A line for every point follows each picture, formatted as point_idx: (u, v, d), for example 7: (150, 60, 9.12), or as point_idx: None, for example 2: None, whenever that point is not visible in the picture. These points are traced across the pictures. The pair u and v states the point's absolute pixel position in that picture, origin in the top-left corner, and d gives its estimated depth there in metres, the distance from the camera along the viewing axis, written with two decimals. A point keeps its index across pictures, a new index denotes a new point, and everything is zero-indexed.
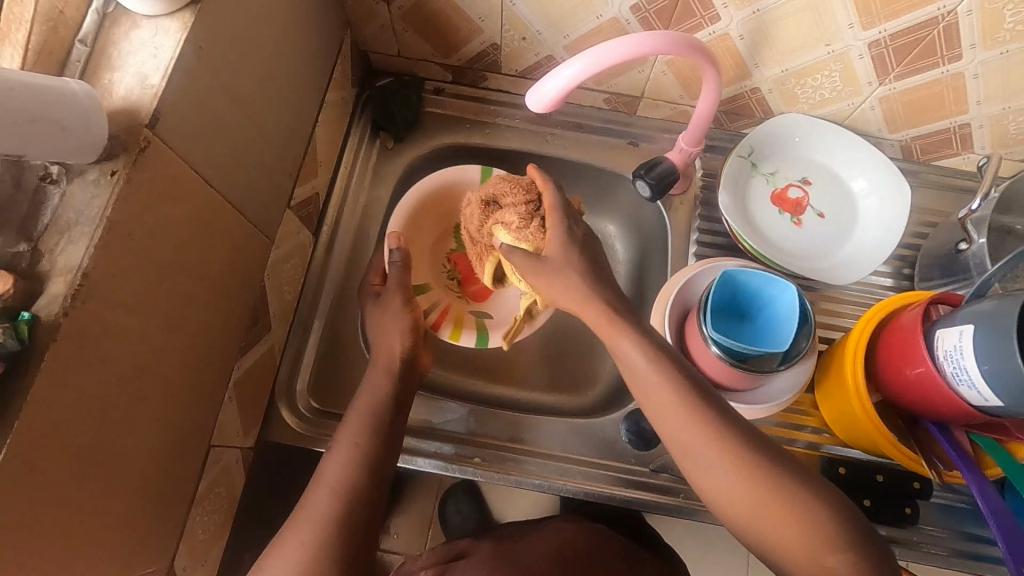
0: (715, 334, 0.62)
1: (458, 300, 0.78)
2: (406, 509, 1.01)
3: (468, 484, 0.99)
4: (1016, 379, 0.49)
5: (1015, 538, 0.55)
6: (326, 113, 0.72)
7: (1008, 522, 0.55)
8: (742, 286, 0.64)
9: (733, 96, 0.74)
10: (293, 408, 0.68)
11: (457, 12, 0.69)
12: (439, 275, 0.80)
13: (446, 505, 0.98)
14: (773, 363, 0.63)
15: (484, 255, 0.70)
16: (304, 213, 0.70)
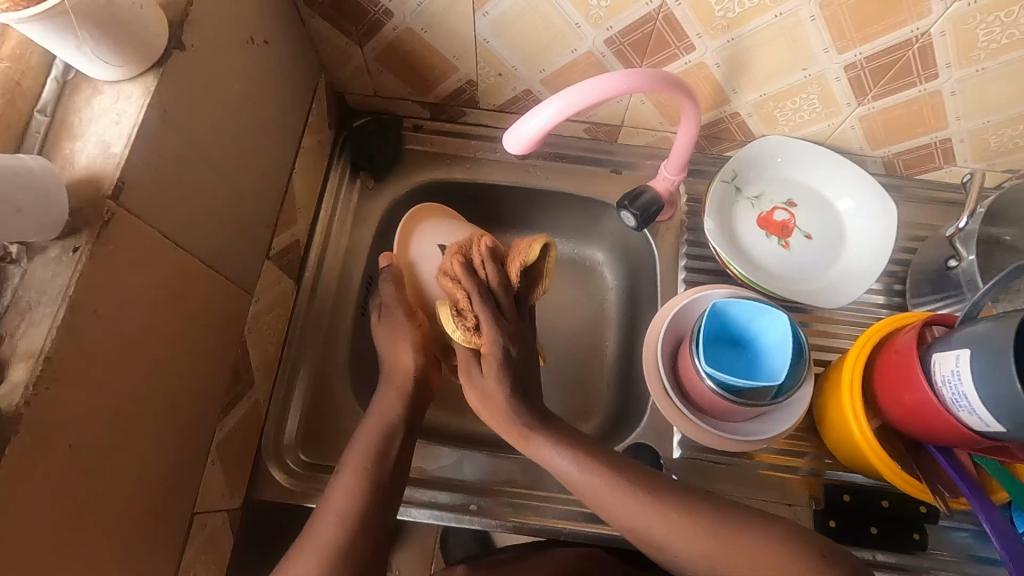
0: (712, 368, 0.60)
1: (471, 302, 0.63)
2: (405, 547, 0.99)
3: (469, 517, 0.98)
4: (1017, 406, 0.48)
5: None
6: (303, 158, 0.71)
7: (1017, 546, 0.54)
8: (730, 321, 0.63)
9: (713, 122, 0.74)
10: (281, 462, 0.66)
11: (431, 50, 0.68)
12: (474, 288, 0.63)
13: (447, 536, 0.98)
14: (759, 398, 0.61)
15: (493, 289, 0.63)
16: (284, 261, 0.69)
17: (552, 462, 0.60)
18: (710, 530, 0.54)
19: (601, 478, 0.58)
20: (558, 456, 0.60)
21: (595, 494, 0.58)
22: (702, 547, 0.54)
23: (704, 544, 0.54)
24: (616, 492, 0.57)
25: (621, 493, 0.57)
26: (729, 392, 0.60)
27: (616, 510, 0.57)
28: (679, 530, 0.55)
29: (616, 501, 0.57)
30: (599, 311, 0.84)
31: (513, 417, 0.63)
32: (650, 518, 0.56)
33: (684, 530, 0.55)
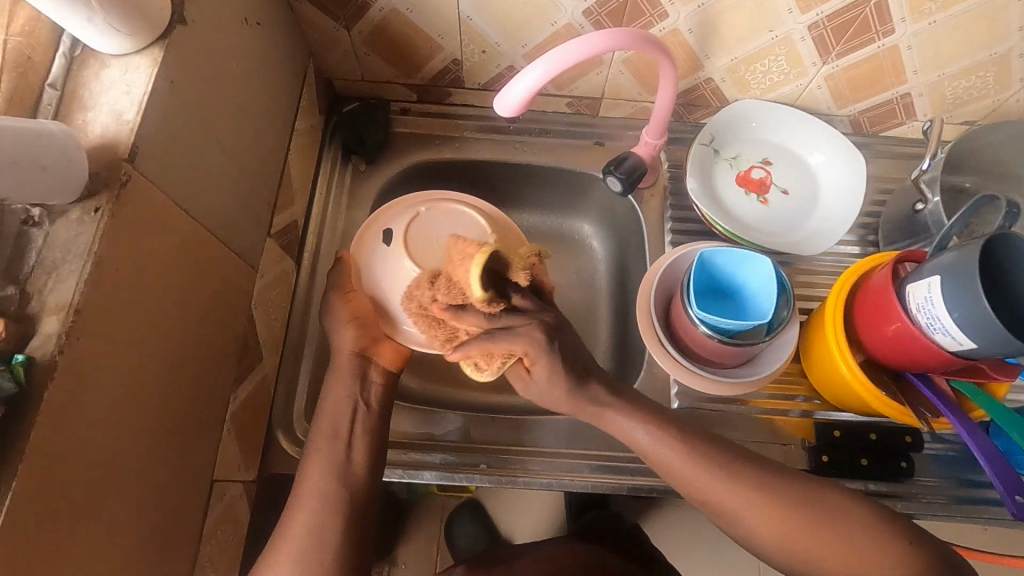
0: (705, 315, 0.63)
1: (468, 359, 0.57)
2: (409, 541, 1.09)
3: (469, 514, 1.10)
4: (986, 321, 0.52)
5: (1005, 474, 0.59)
6: (297, 141, 0.73)
7: (997, 459, 0.59)
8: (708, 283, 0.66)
9: (689, 89, 0.77)
10: (292, 436, 0.67)
11: (417, 31, 0.71)
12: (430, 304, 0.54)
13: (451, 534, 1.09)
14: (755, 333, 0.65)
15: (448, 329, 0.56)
16: (284, 241, 0.70)
17: (630, 436, 0.60)
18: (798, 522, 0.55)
19: (693, 461, 0.58)
20: (646, 429, 0.60)
21: (693, 481, 0.58)
22: (780, 533, 0.55)
23: (783, 527, 0.55)
24: (693, 466, 0.58)
25: (736, 496, 0.56)
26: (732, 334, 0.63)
27: (715, 498, 0.57)
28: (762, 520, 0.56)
29: (704, 483, 0.57)
30: (590, 281, 0.87)
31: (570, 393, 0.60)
32: (747, 516, 0.56)
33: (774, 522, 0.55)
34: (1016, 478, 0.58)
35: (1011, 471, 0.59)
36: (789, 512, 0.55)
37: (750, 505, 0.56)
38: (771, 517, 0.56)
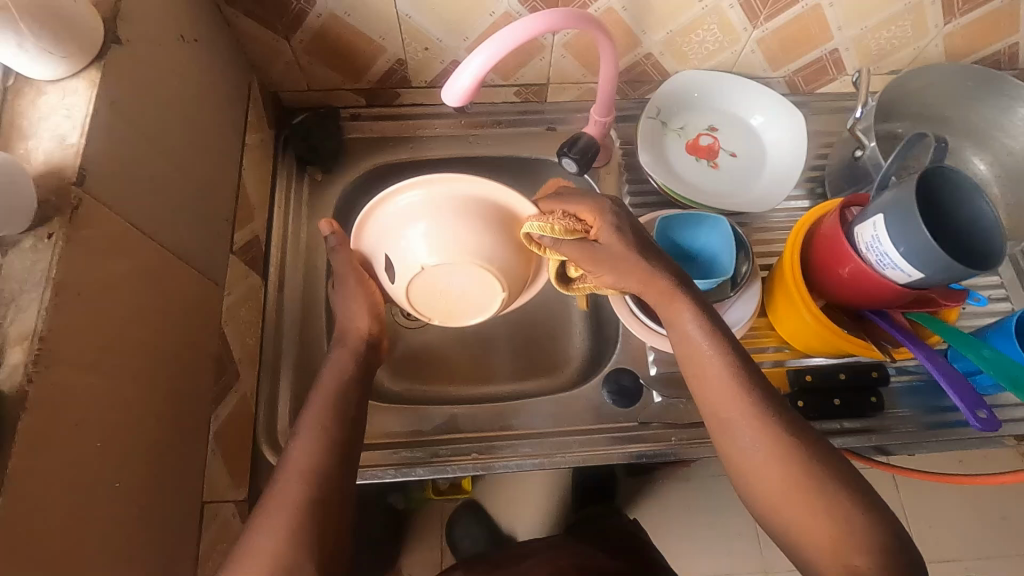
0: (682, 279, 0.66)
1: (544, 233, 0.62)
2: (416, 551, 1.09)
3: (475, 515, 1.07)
4: (931, 251, 0.55)
5: (964, 391, 0.61)
6: (249, 155, 0.72)
7: (956, 378, 0.61)
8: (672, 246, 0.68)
9: (631, 66, 0.80)
10: (278, 450, 0.67)
11: (358, 34, 0.71)
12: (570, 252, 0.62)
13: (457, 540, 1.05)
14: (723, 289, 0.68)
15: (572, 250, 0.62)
16: (248, 256, 0.70)
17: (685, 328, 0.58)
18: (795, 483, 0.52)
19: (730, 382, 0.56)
20: (693, 317, 0.58)
21: (709, 396, 0.56)
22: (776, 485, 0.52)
23: (771, 487, 0.52)
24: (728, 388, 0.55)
25: (739, 407, 0.55)
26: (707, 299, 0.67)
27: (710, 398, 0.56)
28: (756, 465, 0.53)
29: (714, 389, 0.56)
30: None
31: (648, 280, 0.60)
32: (750, 439, 0.54)
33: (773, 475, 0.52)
34: (972, 392, 0.62)
35: (967, 387, 0.62)
36: (790, 468, 0.52)
37: (756, 446, 0.54)
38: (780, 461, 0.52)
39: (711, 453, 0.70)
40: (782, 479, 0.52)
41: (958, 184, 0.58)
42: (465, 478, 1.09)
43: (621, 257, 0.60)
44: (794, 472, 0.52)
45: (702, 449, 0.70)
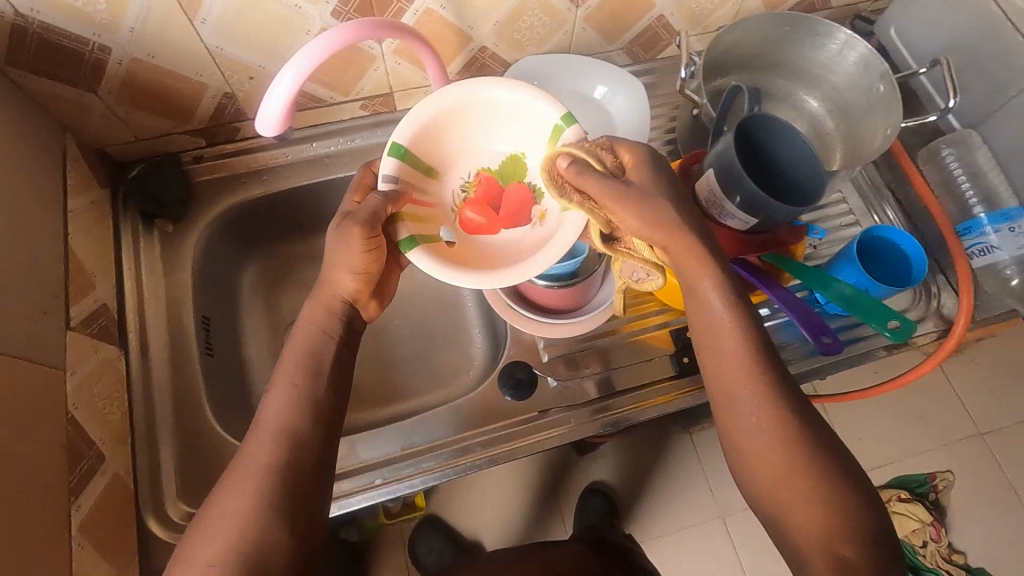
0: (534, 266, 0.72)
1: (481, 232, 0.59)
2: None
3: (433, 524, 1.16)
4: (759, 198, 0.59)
5: (816, 324, 0.65)
6: (76, 221, 0.67)
7: (807, 313, 0.65)
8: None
9: (469, 62, 0.79)
10: (168, 521, 0.64)
11: (170, 74, 0.67)
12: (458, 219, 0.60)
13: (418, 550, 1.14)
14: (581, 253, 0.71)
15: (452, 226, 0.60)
16: (95, 328, 0.65)
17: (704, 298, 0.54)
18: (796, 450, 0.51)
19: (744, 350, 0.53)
20: (714, 288, 0.54)
21: (723, 373, 0.54)
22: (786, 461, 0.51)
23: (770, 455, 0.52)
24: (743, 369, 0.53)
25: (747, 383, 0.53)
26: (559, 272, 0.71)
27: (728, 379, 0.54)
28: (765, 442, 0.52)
29: (729, 364, 0.54)
30: (448, 273, 0.92)
31: (663, 237, 0.54)
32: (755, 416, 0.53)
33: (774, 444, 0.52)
34: (819, 320, 0.65)
35: (814, 314, 0.65)
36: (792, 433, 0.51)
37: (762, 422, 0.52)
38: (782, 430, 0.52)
39: (609, 427, 0.72)
40: (752, 442, 0.52)
41: (785, 133, 0.62)
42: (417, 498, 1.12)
43: (643, 199, 0.53)
44: (789, 436, 0.51)
45: (600, 426, 0.71)
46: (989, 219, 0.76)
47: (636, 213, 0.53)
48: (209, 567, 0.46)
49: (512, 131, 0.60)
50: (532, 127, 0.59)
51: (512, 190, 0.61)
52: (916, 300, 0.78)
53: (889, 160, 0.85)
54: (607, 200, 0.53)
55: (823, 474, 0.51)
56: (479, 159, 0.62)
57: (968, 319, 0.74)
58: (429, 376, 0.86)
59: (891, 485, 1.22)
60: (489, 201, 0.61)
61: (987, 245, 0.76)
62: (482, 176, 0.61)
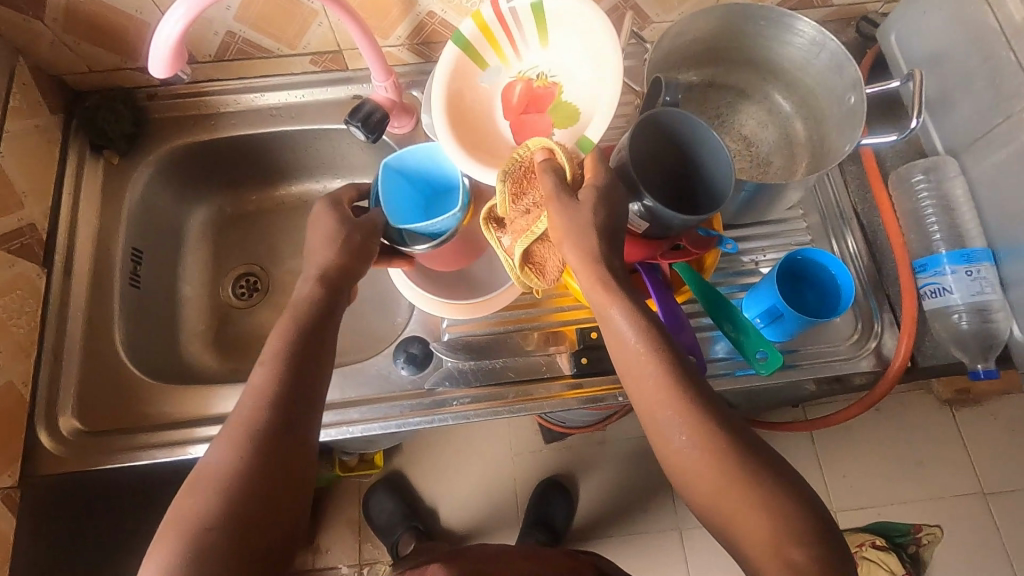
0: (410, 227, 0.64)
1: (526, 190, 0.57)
2: (334, 524, 1.22)
3: (391, 485, 1.22)
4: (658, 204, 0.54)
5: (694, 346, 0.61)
6: (14, 142, 0.71)
7: (689, 333, 0.60)
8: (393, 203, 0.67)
9: (417, 26, 0.77)
10: (57, 434, 0.68)
11: (109, 9, 0.69)
12: (517, 202, 0.57)
13: (371, 508, 1.20)
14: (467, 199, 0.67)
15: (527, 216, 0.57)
16: (14, 244, 0.70)
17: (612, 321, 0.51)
18: (719, 477, 0.46)
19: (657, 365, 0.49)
20: (631, 318, 0.50)
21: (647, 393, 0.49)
22: (716, 490, 0.46)
23: (702, 479, 0.46)
24: (665, 393, 0.48)
25: (672, 400, 0.47)
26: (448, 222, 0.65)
27: (647, 403, 0.49)
28: (686, 462, 0.47)
29: (661, 388, 0.48)
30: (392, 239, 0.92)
31: (598, 257, 0.51)
32: (674, 433, 0.47)
33: (696, 464, 0.47)
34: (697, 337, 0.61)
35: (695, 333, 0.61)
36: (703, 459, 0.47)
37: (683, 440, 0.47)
38: (699, 458, 0.47)
39: (490, 415, 0.71)
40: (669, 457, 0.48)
41: (717, 154, 0.56)
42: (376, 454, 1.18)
43: (580, 218, 0.51)
44: (696, 461, 0.47)
45: (480, 413, 0.71)
46: (948, 257, 0.69)
47: (574, 234, 0.51)
48: (210, 530, 0.43)
49: (575, 56, 0.68)
50: (585, 77, 0.68)
51: (545, 118, 0.69)
52: (855, 335, 0.71)
53: (861, 180, 0.77)
54: (547, 197, 0.53)
55: (695, 496, 0.48)
56: (562, 77, 0.69)
57: (902, 364, 0.67)
58: (351, 335, 0.86)
59: (870, 530, 1.13)
60: (528, 104, 0.69)
61: (941, 285, 0.69)
62: (522, 83, 0.70)
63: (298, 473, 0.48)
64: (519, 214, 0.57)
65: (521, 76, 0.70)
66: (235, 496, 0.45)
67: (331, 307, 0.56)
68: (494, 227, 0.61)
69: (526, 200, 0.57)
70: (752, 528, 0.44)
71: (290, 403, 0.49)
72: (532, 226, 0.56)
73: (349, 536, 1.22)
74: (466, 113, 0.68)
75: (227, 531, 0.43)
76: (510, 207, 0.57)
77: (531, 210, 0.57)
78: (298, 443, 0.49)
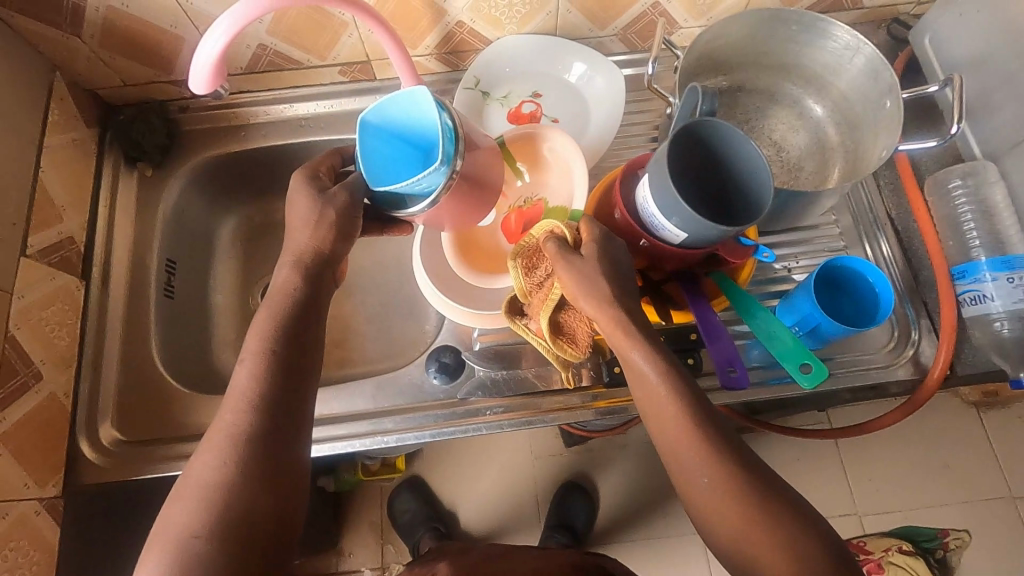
0: (387, 192, 0.52)
1: (539, 266, 0.59)
2: (358, 528, 1.23)
3: (415, 490, 1.22)
4: (694, 215, 0.52)
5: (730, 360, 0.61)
6: (51, 157, 0.72)
7: (725, 345, 0.60)
8: (369, 163, 0.53)
9: (446, 36, 0.77)
10: (96, 444, 0.70)
11: (145, 25, 0.70)
12: (534, 284, 0.59)
13: (395, 513, 1.21)
14: (455, 146, 0.52)
15: (544, 294, 0.58)
16: (54, 257, 0.71)
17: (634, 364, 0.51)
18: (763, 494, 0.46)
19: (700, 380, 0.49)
20: (646, 352, 0.50)
21: (690, 410, 0.49)
22: (761, 507, 0.46)
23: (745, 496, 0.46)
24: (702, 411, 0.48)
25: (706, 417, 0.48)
26: (436, 180, 0.52)
27: (691, 420, 0.49)
28: (731, 480, 0.47)
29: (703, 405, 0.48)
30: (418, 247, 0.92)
31: (611, 299, 0.51)
32: (716, 448, 0.47)
33: (740, 482, 0.46)
34: (732, 348, 0.61)
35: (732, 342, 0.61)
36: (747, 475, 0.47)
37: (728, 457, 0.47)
38: (743, 475, 0.47)
39: (523, 425, 0.71)
40: None
41: (754, 160, 0.55)
42: (399, 459, 1.19)
43: (586, 273, 0.52)
44: (740, 477, 0.46)
45: (514, 422, 0.71)
46: (989, 263, 0.68)
47: (584, 286, 0.51)
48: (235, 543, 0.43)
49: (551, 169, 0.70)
50: (565, 186, 0.68)
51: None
52: (892, 343, 0.71)
53: (894, 186, 0.76)
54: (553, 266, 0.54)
55: None
56: (543, 192, 0.70)
57: (942, 372, 0.66)
58: (379, 342, 0.86)
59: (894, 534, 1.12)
60: (523, 224, 0.71)
61: (981, 293, 0.68)
62: (515, 212, 0.72)
63: (294, 488, 0.47)
64: (537, 295, 0.59)
65: (511, 207, 0.72)
66: (216, 524, 0.43)
67: (320, 302, 0.53)
68: (519, 318, 0.62)
69: (539, 276, 0.58)
70: (795, 543, 0.44)
71: (281, 406, 0.48)
72: (549, 295, 0.57)
73: (373, 539, 1.22)
74: (475, 241, 0.74)
75: (220, 540, 0.42)
76: (528, 285, 0.59)
77: (546, 280, 0.58)
78: (296, 445, 0.48)
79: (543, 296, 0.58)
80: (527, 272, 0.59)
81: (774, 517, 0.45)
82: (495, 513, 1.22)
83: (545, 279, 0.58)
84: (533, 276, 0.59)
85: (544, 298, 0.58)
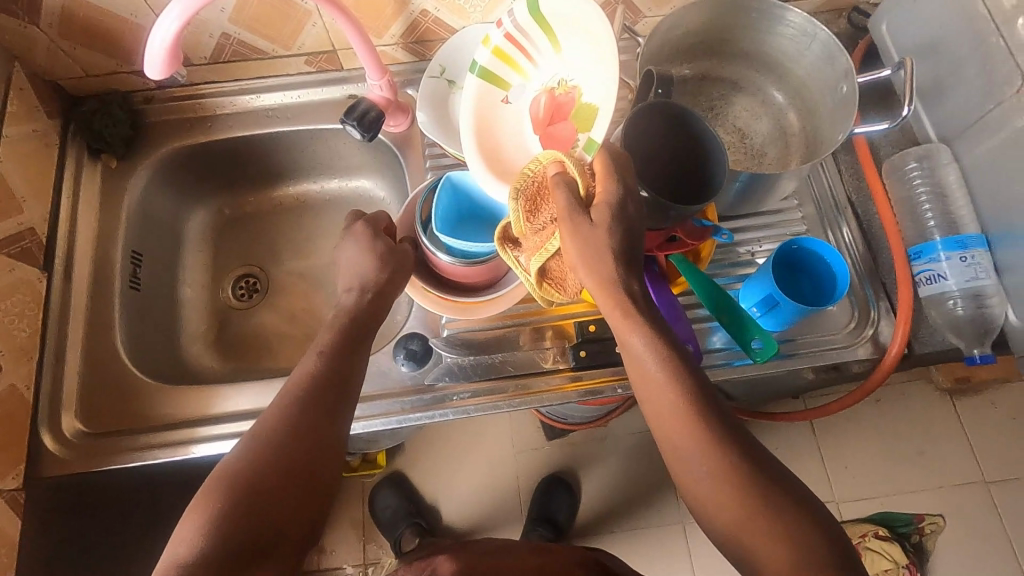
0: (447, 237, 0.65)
1: (544, 209, 0.57)
2: (337, 523, 1.22)
3: (394, 484, 1.22)
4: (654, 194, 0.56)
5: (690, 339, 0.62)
6: (12, 147, 0.71)
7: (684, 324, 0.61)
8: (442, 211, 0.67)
9: (411, 25, 0.77)
10: (59, 437, 0.69)
11: (105, 13, 0.69)
12: (533, 221, 0.57)
13: (374, 507, 1.21)
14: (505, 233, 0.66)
15: (545, 235, 0.56)
16: (14, 249, 0.70)
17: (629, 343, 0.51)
18: (716, 464, 0.47)
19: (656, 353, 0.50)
20: (644, 332, 0.51)
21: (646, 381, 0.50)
22: (714, 476, 0.46)
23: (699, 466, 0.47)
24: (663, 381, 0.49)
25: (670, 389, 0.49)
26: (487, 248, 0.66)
27: (649, 392, 0.50)
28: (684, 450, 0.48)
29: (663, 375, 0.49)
30: None
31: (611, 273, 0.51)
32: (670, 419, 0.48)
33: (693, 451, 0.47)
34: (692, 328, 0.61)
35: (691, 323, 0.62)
36: (700, 447, 0.47)
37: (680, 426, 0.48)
38: (699, 445, 0.48)
39: (489, 409, 0.71)
40: (669, 445, 0.49)
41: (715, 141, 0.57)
42: (377, 454, 1.19)
43: (598, 241, 0.51)
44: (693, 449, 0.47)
45: (480, 407, 0.71)
46: (943, 244, 0.70)
47: (591, 258, 0.51)
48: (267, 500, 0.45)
49: (586, 59, 0.64)
50: (600, 83, 0.62)
51: (568, 124, 0.65)
52: (852, 324, 0.72)
53: (855, 170, 0.78)
54: (563, 211, 0.52)
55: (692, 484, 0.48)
56: (580, 81, 0.65)
57: (898, 351, 0.68)
58: None
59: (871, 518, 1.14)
60: (552, 115, 0.67)
61: (936, 272, 0.70)
62: (546, 95, 0.68)
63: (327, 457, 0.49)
64: (535, 236, 0.57)
65: (544, 88, 0.68)
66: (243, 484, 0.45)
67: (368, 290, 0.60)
68: (509, 247, 0.61)
69: (543, 218, 0.56)
70: (747, 511, 0.45)
71: (323, 391, 0.52)
72: (546, 243, 0.56)
73: (352, 535, 1.22)
74: (487, 128, 0.70)
75: (248, 503, 0.44)
76: (526, 226, 0.57)
77: (546, 226, 0.56)
78: (334, 428, 0.51)
79: (542, 239, 0.56)
80: (527, 208, 0.57)
81: (725, 487, 0.46)
82: (475, 505, 1.22)
83: (547, 219, 0.56)
84: (535, 215, 0.57)
85: (542, 245, 0.56)
